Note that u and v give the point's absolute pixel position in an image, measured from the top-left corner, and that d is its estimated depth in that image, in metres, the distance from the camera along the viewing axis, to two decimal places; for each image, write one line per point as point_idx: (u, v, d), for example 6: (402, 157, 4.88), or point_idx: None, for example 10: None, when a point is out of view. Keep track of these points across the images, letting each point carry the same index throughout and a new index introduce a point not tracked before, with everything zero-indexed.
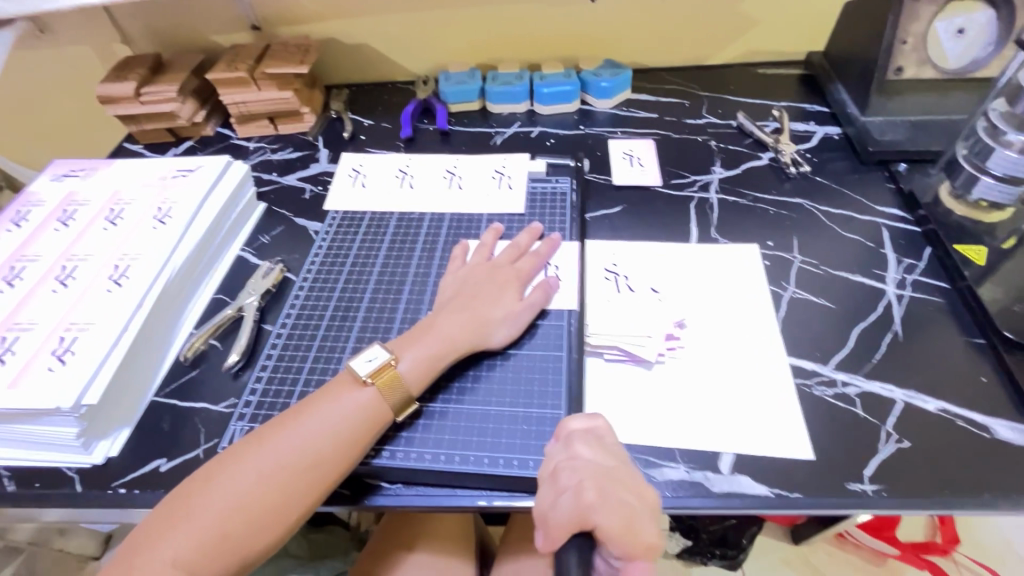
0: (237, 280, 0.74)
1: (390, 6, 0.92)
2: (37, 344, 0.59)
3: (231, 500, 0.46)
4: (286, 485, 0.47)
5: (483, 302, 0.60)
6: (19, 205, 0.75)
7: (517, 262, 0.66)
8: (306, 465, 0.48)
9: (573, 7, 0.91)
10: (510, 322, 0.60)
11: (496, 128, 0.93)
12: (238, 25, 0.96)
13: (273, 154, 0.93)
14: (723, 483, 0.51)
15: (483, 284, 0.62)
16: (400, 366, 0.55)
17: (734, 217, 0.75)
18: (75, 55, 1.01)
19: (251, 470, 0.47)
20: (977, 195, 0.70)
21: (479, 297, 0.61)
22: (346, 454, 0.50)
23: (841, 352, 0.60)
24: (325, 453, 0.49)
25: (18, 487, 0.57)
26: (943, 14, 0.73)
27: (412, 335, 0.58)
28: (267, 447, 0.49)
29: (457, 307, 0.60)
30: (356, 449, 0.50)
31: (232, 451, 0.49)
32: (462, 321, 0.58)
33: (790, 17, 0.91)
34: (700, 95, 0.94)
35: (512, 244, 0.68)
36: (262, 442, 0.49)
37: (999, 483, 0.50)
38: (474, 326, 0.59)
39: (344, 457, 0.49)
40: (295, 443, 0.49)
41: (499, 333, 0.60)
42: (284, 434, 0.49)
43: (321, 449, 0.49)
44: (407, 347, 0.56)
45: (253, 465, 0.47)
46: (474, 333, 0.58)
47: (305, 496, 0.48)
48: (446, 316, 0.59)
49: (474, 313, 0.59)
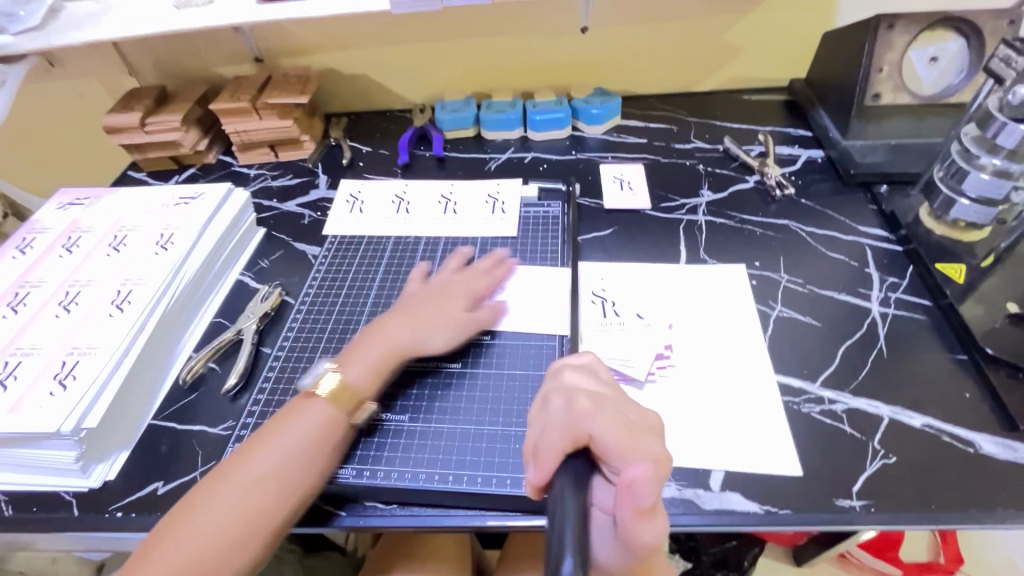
0: (236, 303, 0.75)
1: (388, 39, 0.95)
2: (39, 369, 0.60)
3: (206, 523, 0.46)
4: (259, 500, 0.48)
5: (427, 313, 0.63)
6: (24, 232, 0.77)
7: (471, 281, 0.68)
8: (283, 475, 0.50)
9: (564, 38, 0.95)
10: (450, 330, 0.62)
11: (490, 153, 0.95)
12: (241, 58, 0.99)
13: (274, 181, 0.95)
14: (714, 500, 0.52)
15: (432, 296, 0.65)
16: (344, 374, 0.57)
17: (722, 238, 0.77)
18: (83, 87, 1.04)
19: (229, 487, 0.48)
20: (955, 216, 0.72)
21: (423, 308, 0.64)
22: (320, 462, 0.51)
23: (828, 369, 0.61)
24: (296, 466, 0.50)
25: (15, 512, 0.57)
26: (916, 43, 0.78)
27: (352, 345, 0.60)
28: (243, 463, 0.50)
29: (400, 315, 0.63)
30: (325, 457, 0.52)
31: (209, 474, 0.50)
32: (400, 328, 0.61)
33: (772, 46, 0.95)
34: (688, 121, 0.98)
35: (470, 266, 0.70)
36: (239, 460, 0.50)
37: (985, 497, 0.51)
38: (412, 333, 0.61)
39: (315, 467, 0.51)
40: (270, 456, 0.50)
41: (435, 340, 0.61)
42: (255, 453, 0.51)
43: (297, 459, 0.51)
44: (350, 356, 0.59)
45: (230, 482, 0.49)
46: (411, 340, 0.61)
47: (284, 505, 0.49)
48: (388, 324, 0.62)
49: (414, 320, 0.62)
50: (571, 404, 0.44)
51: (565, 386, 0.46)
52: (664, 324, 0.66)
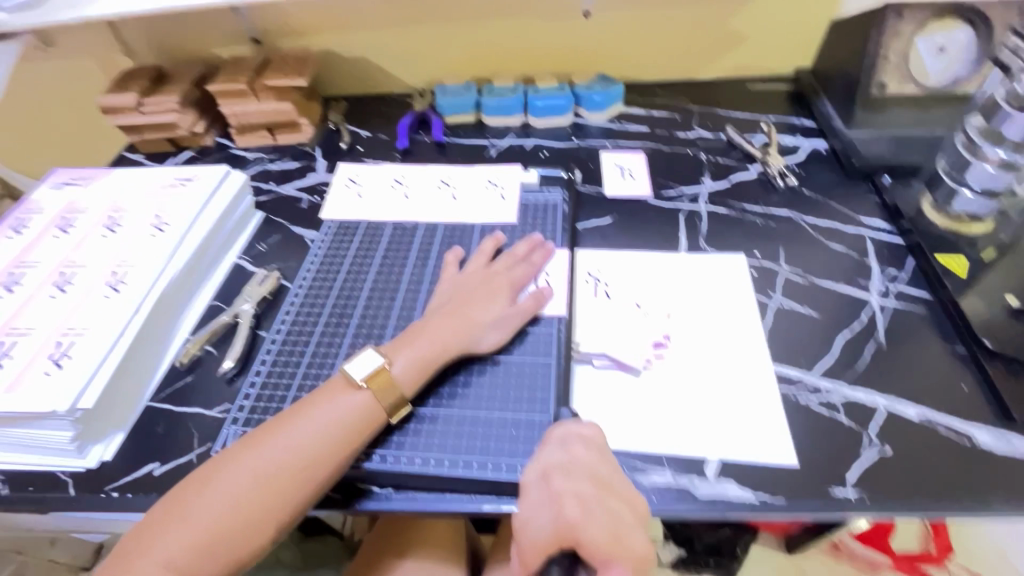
0: (233, 286, 0.75)
1: (388, 21, 0.94)
2: (35, 348, 0.59)
3: (226, 499, 0.47)
4: (280, 485, 0.48)
5: (475, 307, 0.62)
6: (19, 213, 0.76)
7: (512, 270, 0.67)
8: (301, 459, 0.49)
9: (567, 23, 0.94)
10: (499, 326, 0.62)
11: (491, 139, 0.95)
12: (240, 39, 0.98)
13: (272, 164, 0.94)
14: (709, 488, 0.52)
15: (476, 290, 0.64)
16: (392, 369, 0.55)
17: (721, 228, 0.76)
18: (78, 67, 1.03)
19: (247, 462, 0.49)
20: (959, 208, 0.71)
21: (472, 301, 0.62)
22: (339, 449, 0.51)
23: (825, 359, 0.61)
24: (320, 454, 0.50)
25: (12, 490, 0.57)
26: (924, 31, 0.76)
27: (405, 338, 0.59)
28: (262, 441, 0.50)
29: (449, 311, 0.61)
30: (350, 448, 0.51)
31: (226, 451, 0.50)
32: (453, 324, 0.60)
33: (777, 34, 0.94)
34: (690, 109, 0.97)
35: (509, 252, 0.69)
36: (257, 437, 0.50)
37: (977, 489, 0.51)
38: (465, 330, 0.60)
39: (339, 456, 0.51)
40: (288, 434, 0.50)
41: (487, 337, 0.61)
42: (280, 434, 0.50)
43: (318, 440, 0.50)
44: (399, 349, 0.57)
45: (251, 461, 0.48)
46: (464, 337, 0.59)
47: (299, 489, 0.49)
48: (438, 320, 0.60)
49: (464, 316, 0.60)
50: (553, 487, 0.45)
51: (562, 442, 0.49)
52: (662, 313, 0.66)
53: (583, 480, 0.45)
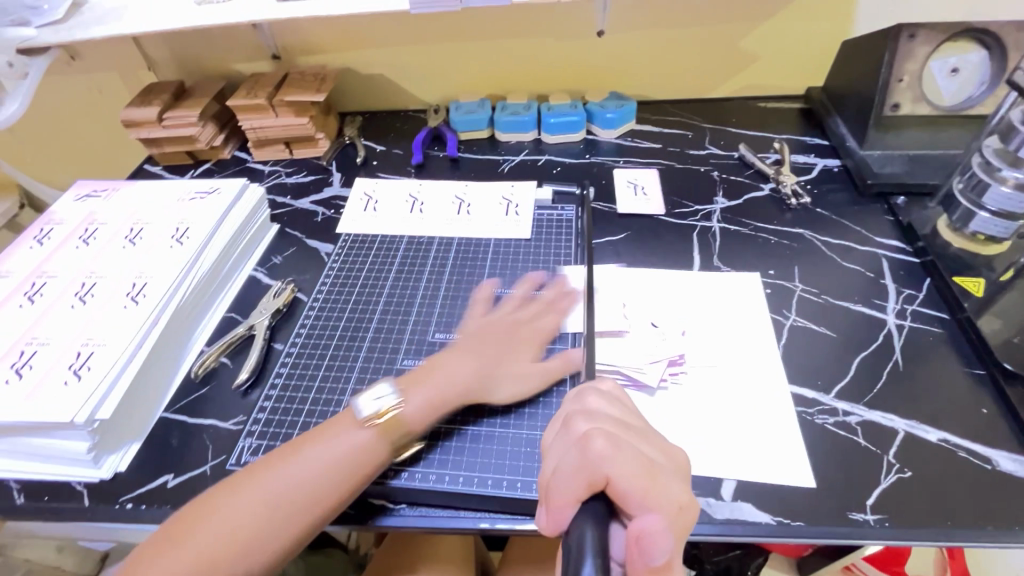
0: (248, 298, 0.76)
1: (405, 39, 0.96)
2: (54, 358, 0.60)
3: (226, 528, 0.46)
4: (282, 514, 0.48)
5: (499, 357, 0.60)
6: (41, 223, 0.78)
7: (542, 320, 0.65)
8: (304, 489, 0.49)
9: (581, 41, 0.95)
10: (520, 380, 0.59)
11: (504, 155, 0.95)
12: (259, 55, 1.00)
13: (288, 178, 0.96)
14: (725, 509, 0.51)
15: (503, 338, 0.62)
16: (405, 408, 0.55)
17: (735, 246, 0.77)
18: (101, 80, 1.05)
19: (247, 490, 0.48)
20: (975, 228, 0.72)
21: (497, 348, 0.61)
22: (345, 479, 0.50)
23: (842, 380, 0.61)
24: (324, 485, 0.49)
25: (27, 500, 0.57)
26: (936, 53, 0.77)
27: (419, 374, 0.58)
28: (268, 468, 0.50)
29: (471, 351, 0.60)
30: (357, 479, 0.51)
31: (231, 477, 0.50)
32: (472, 366, 0.58)
33: (789, 55, 0.95)
34: (703, 127, 0.97)
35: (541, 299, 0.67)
36: (263, 465, 0.50)
37: (1001, 515, 0.50)
38: (481, 375, 0.58)
39: (345, 486, 0.50)
40: (294, 463, 0.50)
41: (502, 388, 0.58)
42: (284, 463, 0.50)
43: (322, 471, 0.50)
44: (413, 387, 0.56)
45: (256, 489, 0.48)
46: (478, 382, 0.58)
47: (301, 518, 0.48)
48: (457, 358, 0.59)
49: (486, 363, 0.59)
50: (585, 442, 0.41)
51: (590, 410, 0.45)
52: (676, 331, 0.66)
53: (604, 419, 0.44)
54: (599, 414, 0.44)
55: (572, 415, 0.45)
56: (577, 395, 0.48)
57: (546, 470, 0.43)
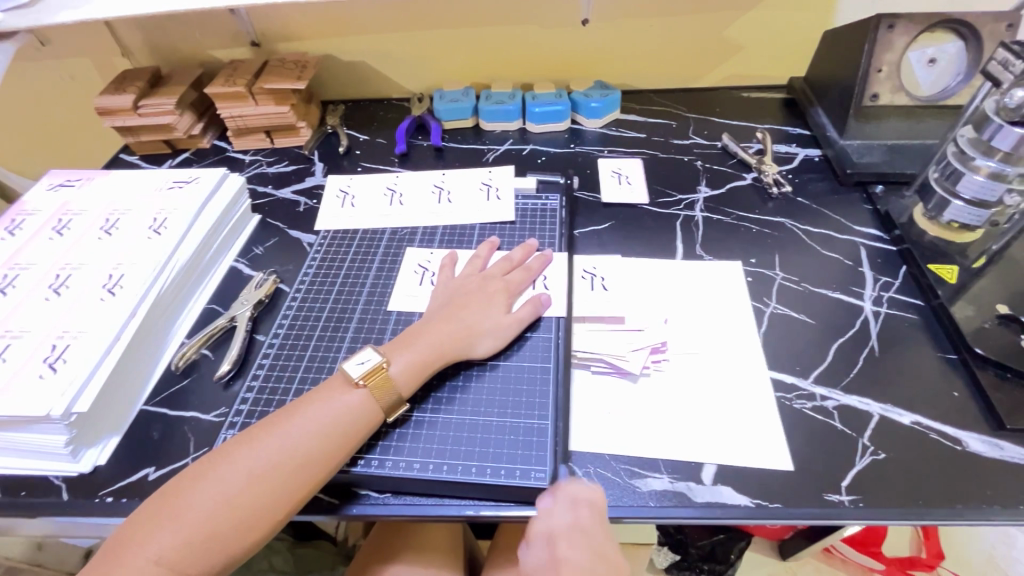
0: (229, 290, 0.75)
1: (388, 26, 0.94)
2: (28, 351, 0.59)
3: None
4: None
5: (471, 311, 0.62)
6: (12, 214, 0.76)
7: (508, 274, 0.67)
8: (186, 553, 0.44)
9: (565, 30, 0.94)
10: (495, 333, 0.62)
11: (489, 145, 0.95)
12: (238, 42, 0.98)
13: (269, 167, 0.94)
14: (706, 493, 0.52)
15: (470, 295, 0.64)
16: (391, 369, 0.56)
17: (717, 235, 0.77)
18: (75, 67, 1.02)
19: (141, 550, 0.44)
20: (949, 217, 0.74)
21: (469, 304, 0.63)
22: (233, 536, 0.46)
23: (820, 366, 0.62)
24: (215, 543, 0.45)
25: (4, 495, 0.57)
26: (915, 44, 0.78)
27: (403, 340, 0.59)
28: (156, 523, 0.45)
29: (445, 315, 0.61)
30: (250, 530, 0.47)
31: (123, 534, 0.46)
32: (450, 328, 0.60)
33: (772, 44, 0.95)
34: (687, 116, 0.98)
35: (506, 257, 0.69)
36: (153, 520, 0.46)
37: (970, 494, 0.52)
38: (461, 334, 0.60)
39: (233, 542, 0.46)
40: (181, 517, 0.45)
41: (483, 345, 0.61)
42: (175, 519, 0.45)
43: (216, 523, 0.46)
44: (399, 350, 0.58)
45: (143, 550, 0.44)
46: (460, 342, 0.60)
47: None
48: (437, 322, 0.61)
49: (461, 320, 0.61)
50: None
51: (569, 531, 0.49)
52: (660, 319, 0.67)
53: (580, 553, 0.50)
54: (576, 544, 0.50)
55: (557, 534, 0.50)
56: (571, 503, 0.50)
57: (526, 565, 0.52)
